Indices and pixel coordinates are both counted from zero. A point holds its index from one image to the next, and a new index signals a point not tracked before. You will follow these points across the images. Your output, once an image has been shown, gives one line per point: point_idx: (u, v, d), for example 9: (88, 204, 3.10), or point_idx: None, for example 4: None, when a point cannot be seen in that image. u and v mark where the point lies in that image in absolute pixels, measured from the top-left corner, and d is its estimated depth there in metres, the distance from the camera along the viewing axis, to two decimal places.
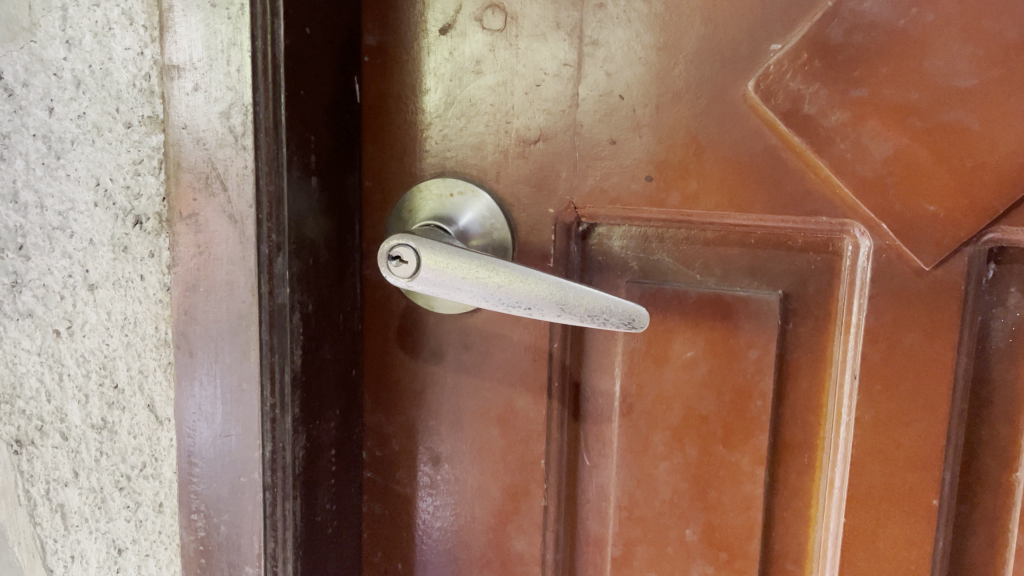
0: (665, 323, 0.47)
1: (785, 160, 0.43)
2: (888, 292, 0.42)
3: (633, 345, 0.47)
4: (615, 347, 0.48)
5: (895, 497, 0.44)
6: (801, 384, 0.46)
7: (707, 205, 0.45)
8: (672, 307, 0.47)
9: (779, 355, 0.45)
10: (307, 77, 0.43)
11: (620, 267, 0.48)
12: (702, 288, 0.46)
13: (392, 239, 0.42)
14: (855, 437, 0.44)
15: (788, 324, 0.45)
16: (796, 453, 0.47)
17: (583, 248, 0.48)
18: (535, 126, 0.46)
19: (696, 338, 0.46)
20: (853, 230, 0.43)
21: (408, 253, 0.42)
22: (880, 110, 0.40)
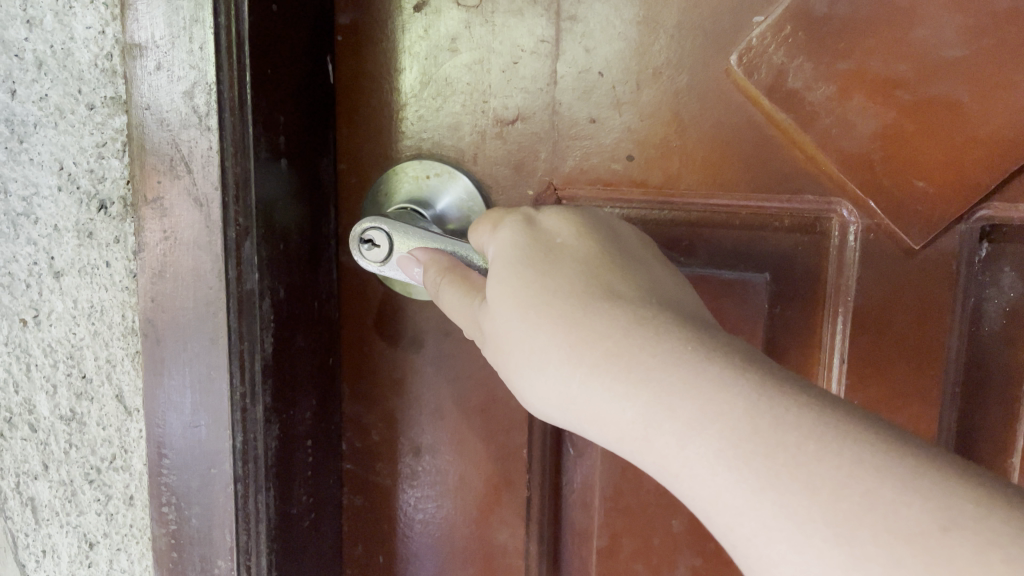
0: None
1: (770, 137, 0.42)
2: (877, 273, 0.41)
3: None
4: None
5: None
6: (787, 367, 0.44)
7: (690, 185, 0.43)
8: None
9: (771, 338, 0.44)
10: (275, 56, 0.41)
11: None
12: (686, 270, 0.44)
13: (363, 222, 0.40)
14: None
15: (771, 306, 0.44)
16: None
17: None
18: (513, 105, 0.45)
19: None
20: (841, 210, 0.41)
21: (382, 237, 0.40)
22: (866, 84, 0.39)
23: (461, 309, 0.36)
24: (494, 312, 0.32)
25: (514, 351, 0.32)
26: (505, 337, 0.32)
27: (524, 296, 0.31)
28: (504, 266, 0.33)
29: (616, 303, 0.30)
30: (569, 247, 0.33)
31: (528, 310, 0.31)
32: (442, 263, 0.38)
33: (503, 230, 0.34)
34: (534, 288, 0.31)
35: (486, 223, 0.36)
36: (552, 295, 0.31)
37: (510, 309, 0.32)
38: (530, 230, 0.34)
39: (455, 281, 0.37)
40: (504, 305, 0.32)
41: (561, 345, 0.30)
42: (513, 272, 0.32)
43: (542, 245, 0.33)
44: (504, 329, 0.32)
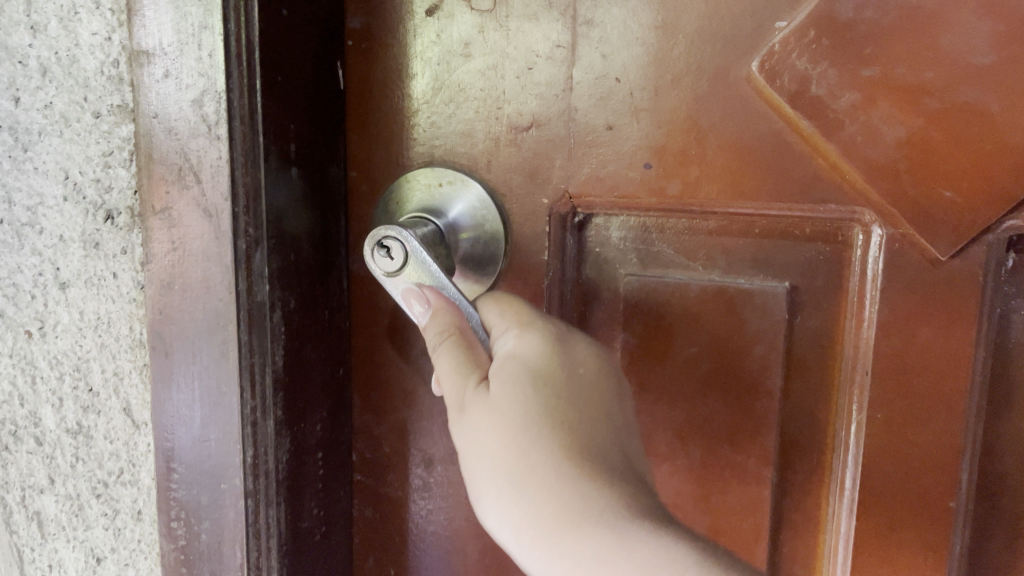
0: (667, 317, 0.45)
1: (792, 144, 0.41)
2: (902, 283, 0.40)
3: (631, 340, 0.46)
4: (616, 344, 0.46)
5: (906, 501, 0.42)
6: (807, 378, 0.44)
7: (708, 194, 0.42)
8: (669, 300, 0.45)
9: (790, 348, 0.43)
10: (285, 62, 0.40)
11: (615, 269, 0.46)
12: (706, 280, 0.44)
13: (388, 228, 0.39)
14: (870, 438, 0.42)
15: (792, 317, 0.43)
16: (803, 451, 0.45)
17: (578, 245, 0.46)
18: (527, 111, 0.44)
19: (699, 332, 0.44)
20: (864, 218, 0.41)
21: (397, 252, 0.39)
22: (892, 91, 0.37)
23: (455, 371, 0.36)
24: (492, 409, 0.34)
25: (493, 456, 0.34)
26: (490, 434, 0.34)
27: (530, 411, 0.34)
28: (522, 373, 0.35)
29: (602, 439, 0.35)
30: (579, 386, 0.36)
31: (529, 428, 0.34)
32: (442, 317, 0.38)
33: (531, 333, 0.36)
34: (541, 411, 0.34)
35: (511, 309, 0.38)
36: (552, 424, 0.34)
37: (509, 416, 0.34)
38: (555, 348, 0.36)
39: (455, 341, 0.37)
40: (506, 410, 0.34)
41: (546, 467, 0.33)
42: (528, 386, 0.35)
43: (557, 372, 0.35)
44: (497, 429, 0.34)
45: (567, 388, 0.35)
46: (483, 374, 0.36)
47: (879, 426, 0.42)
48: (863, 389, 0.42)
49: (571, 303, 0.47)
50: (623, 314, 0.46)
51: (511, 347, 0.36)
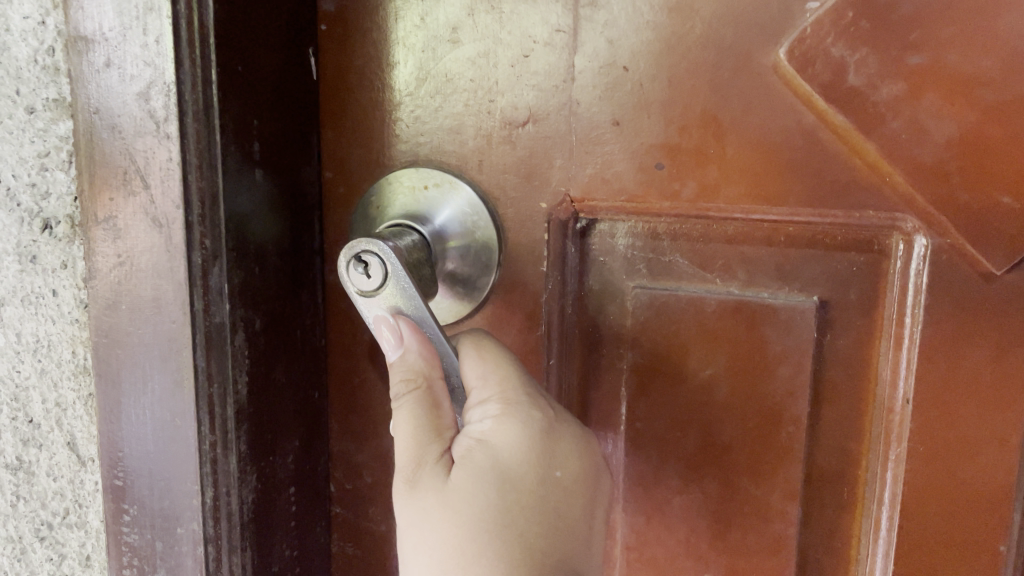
0: (680, 336, 0.39)
1: (825, 143, 0.35)
2: (950, 300, 0.35)
3: (638, 361, 0.40)
4: (621, 365, 0.41)
5: (950, 543, 0.37)
6: (838, 405, 0.38)
7: (728, 196, 0.37)
8: (682, 317, 0.39)
9: (816, 370, 0.38)
10: (246, 48, 0.35)
11: (621, 282, 0.40)
12: (724, 295, 0.38)
13: (371, 243, 0.33)
14: (910, 473, 0.37)
15: (820, 334, 0.38)
16: (831, 486, 0.39)
17: (579, 254, 0.41)
18: (523, 104, 0.39)
19: (716, 352, 0.39)
20: (906, 226, 0.35)
21: (377, 271, 0.33)
22: (943, 81, 0.32)
23: (416, 435, 0.33)
24: (444, 502, 0.31)
25: (432, 552, 0.31)
26: (436, 527, 0.31)
27: (488, 516, 0.31)
28: (491, 469, 0.32)
29: (557, 555, 0.32)
30: (549, 491, 0.33)
31: (480, 537, 0.31)
32: (411, 362, 0.33)
33: (512, 417, 0.33)
34: (499, 517, 0.31)
35: (497, 374, 0.33)
36: (506, 535, 0.31)
37: (462, 513, 0.31)
38: (534, 442, 0.32)
39: (421, 397, 0.33)
40: (460, 505, 0.31)
41: None
42: (492, 489, 0.31)
43: (526, 472, 0.32)
44: (446, 520, 0.31)
45: (533, 492, 0.32)
46: (446, 446, 0.33)
47: (920, 461, 0.37)
48: (903, 419, 0.37)
49: (571, 319, 0.42)
50: (629, 332, 0.40)
51: (485, 428, 0.33)
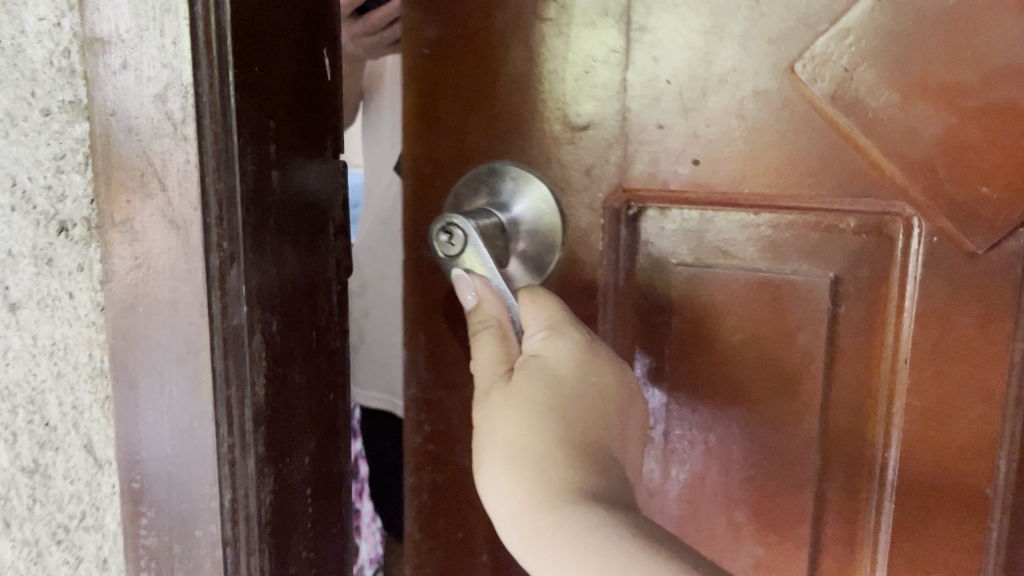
0: (713, 309, 0.41)
1: (837, 146, 0.38)
2: (940, 277, 0.38)
3: (679, 327, 0.42)
4: (661, 335, 0.43)
5: (940, 487, 0.40)
6: (852, 371, 0.40)
7: (753, 189, 0.39)
8: (720, 292, 0.41)
9: (830, 345, 0.40)
10: (261, 49, 0.35)
11: (671, 261, 0.42)
12: (754, 271, 0.40)
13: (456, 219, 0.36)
14: (905, 437, 0.40)
15: (832, 304, 0.40)
16: (848, 441, 0.41)
17: (631, 236, 0.42)
18: (583, 114, 0.40)
19: (742, 321, 0.41)
20: (905, 213, 0.38)
21: (457, 242, 0.36)
22: (931, 89, 0.35)
23: (487, 362, 0.36)
24: (507, 401, 0.33)
25: (496, 444, 0.33)
26: (499, 422, 0.33)
27: (543, 405, 0.33)
28: (543, 373, 0.34)
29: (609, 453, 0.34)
30: (597, 396, 0.35)
31: (537, 423, 0.33)
32: (486, 309, 0.37)
33: (561, 335, 0.35)
34: (552, 408, 0.33)
35: (547, 310, 0.36)
36: (560, 424, 0.33)
37: (535, 416, 0.33)
38: (580, 353, 0.35)
39: (492, 334, 0.36)
40: (534, 410, 0.33)
41: (543, 462, 0.32)
42: (546, 385, 0.34)
43: (584, 384, 0.34)
44: (507, 416, 0.33)
45: (593, 403, 0.34)
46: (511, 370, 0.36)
47: (913, 424, 0.40)
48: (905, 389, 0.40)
49: (623, 296, 0.43)
50: (675, 304, 0.42)
51: (539, 344, 0.35)
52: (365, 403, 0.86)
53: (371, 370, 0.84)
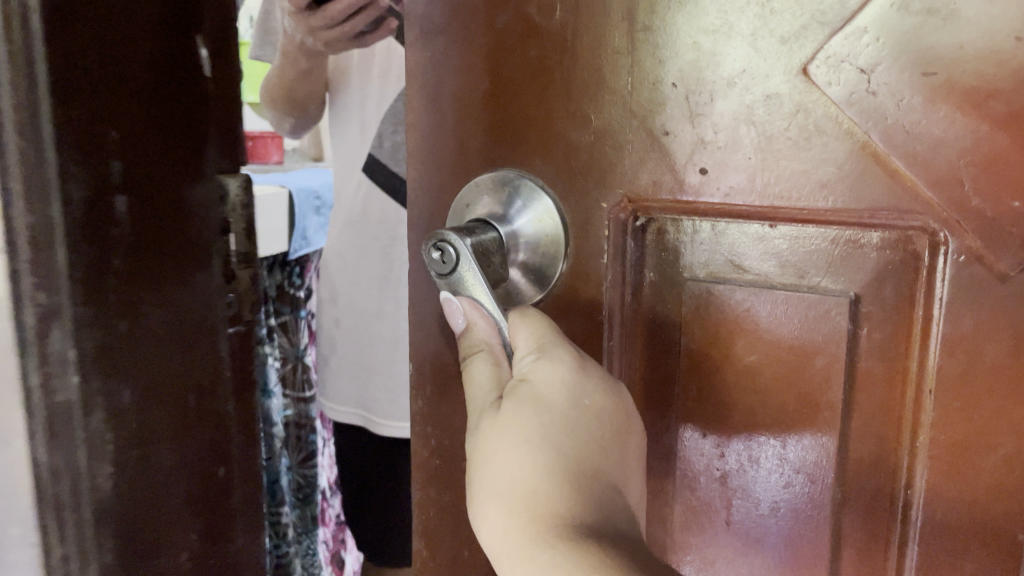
0: (721, 332, 0.31)
1: (861, 167, 0.26)
2: (978, 296, 0.25)
3: (692, 354, 0.31)
4: (672, 371, 0.32)
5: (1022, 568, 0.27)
6: (877, 411, 0.28)
7: (772, 198, 0.28)
8: (737, 315, 0.30)
9: (854, 373, 0.29)
10: (103, 53, 0.27)
11: (681, 265, 0.31)
12: (785, 298, 0.29)
13: (533, 182, 0.32)
14: (934, 508, 0.28)
15: (855, 325, 0.28)
16: (880, 489, 0.29)
17: (640, 249, 0.31)
18: (584, 125, 0.31)
19: (763, 342, 0.30)
20: (927, 225, 0.26)
21: (521, 208, 0.32)
22: (979, 85, 0.24)
23: (472, 392, 0.30)
24: (494, 428, 0.28)
25: (480, 472, 0.28)
26: (481, 451, 0.28)
27: (526, 431, 0.27)
28: (527, 399, 0.28)
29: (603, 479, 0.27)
30: (586, 422, 0.28)
31: (521, 451, 0.27)
32: (477, 333, 0.30)
33: (547, 360, 0.29)
34: (535, 431, 0.27)
35: (533, 332, 0.29)
36: (549, 449, 0.27)
37: (527, 444, 0.27)
38: (569, 377, 0.28)
39: (481, 360, 0.30)
40: (525, 438, 0.27)
41: (518, 477, 0.27)
42: (530, 414, 0.28)
43: (578, 409, 0.28)
44: (489, 441, 0.28)
45: (587, 427, 0.28)
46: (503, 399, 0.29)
47: (946, 501, 0.27)
48: (921, 448, 0.28)
49: (630, 317, 0.32)
50: (683, 327, 0.31)
51: (527, 366, 0.29)
52: (336, 415, 0.84)
53: (354, 387, 0.82)
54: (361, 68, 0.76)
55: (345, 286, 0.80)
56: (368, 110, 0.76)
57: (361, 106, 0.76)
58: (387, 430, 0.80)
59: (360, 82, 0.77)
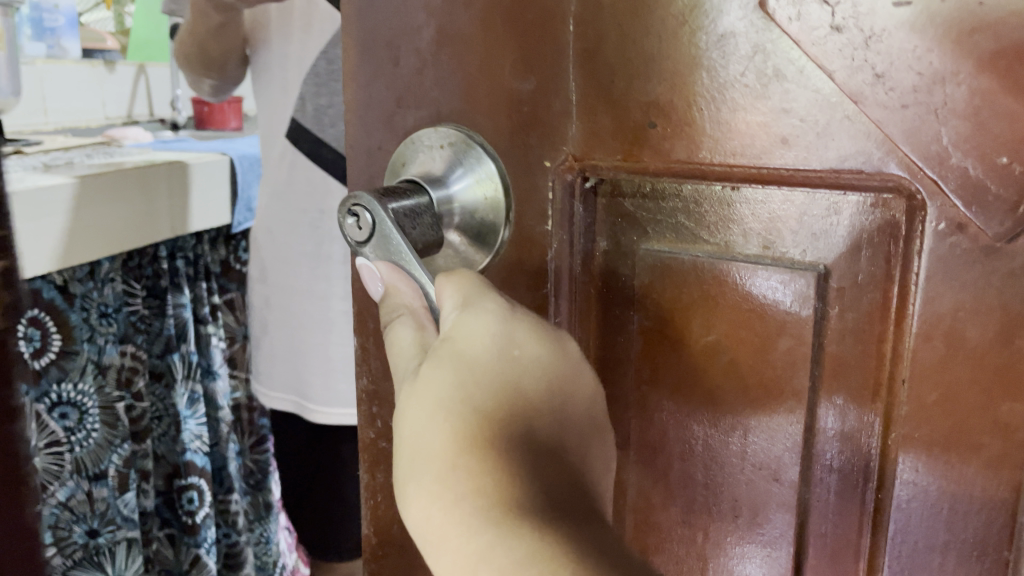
0: (679, 304, 0.27)
1: (831, 118, 0.22)
2: (964, 271, 0.21)
3: (646, 331, 0.28)
4: (627, 349, 0.29)
5: None
6: (848, 400, 0.25)
7: (729, 157, 0.24)
8: (698, 282, 0.27)
9: (823, 356, 0.25)
10: None
11: (634, 231, 0.28)
12: (747, 267, 0.25)
13: (478, 143, 0.28)
14: (910, 513, 0.24)
15: (824, 304, 0.25)
16: (852, 488, 0.25)
17: (592, 215, 0.28)
18: (523, 72, 0.27)
19: (724, 313, 0.26)
20: (906, 186, 0.22)
21: (462, 173, 0.28)
22: (962, 13, 0.20)
23: (398, 359, 0.26)
24: (418, 390, 0.25)
25: (403, 438, 0.25)
26: (405, 415, 0.25)
27: (455, 396, 0.24)
28: (453, 360, 0.25)
29: (546, 446, 0.24)
30: (518, 381, 0.25)
31: (451, 419, 0.24)
32: (400, 297, 0.27)
33: (475, 310, 0.25)
34: (466, 398, 0.24)
35: (461, 287, 0.26)
36: (481, 417, 0.24)
37: (456, 412, 0.24)
38: (499, 330, 0.25)
39: (405, 323, 0.26)
40: (452, 402, 0.24)
41: (449, 447, 0.24)
42: (457, 375, 0.24)
43: (507, 366, 0.25)
44: (414, 405, 0.24)
45: (517, 381, 0.25)
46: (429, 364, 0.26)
47: (920, 507, 0.24)
48: (894, 444, 0.24)
49: (580, 289, 0.29)
50: (637, 301, 0.28)
51: (450, 322, 0.25)
52: (269, 402, 0.76)
53: (288, 373, 0.73)
54: (280, 22, 0.69)
55: (280, 263, 0.71)
56: (288, 69, 0.68)
57: (281, 65, 0.68)
58: (331, 418, 0.72)
59: (280, 37, 0.69)
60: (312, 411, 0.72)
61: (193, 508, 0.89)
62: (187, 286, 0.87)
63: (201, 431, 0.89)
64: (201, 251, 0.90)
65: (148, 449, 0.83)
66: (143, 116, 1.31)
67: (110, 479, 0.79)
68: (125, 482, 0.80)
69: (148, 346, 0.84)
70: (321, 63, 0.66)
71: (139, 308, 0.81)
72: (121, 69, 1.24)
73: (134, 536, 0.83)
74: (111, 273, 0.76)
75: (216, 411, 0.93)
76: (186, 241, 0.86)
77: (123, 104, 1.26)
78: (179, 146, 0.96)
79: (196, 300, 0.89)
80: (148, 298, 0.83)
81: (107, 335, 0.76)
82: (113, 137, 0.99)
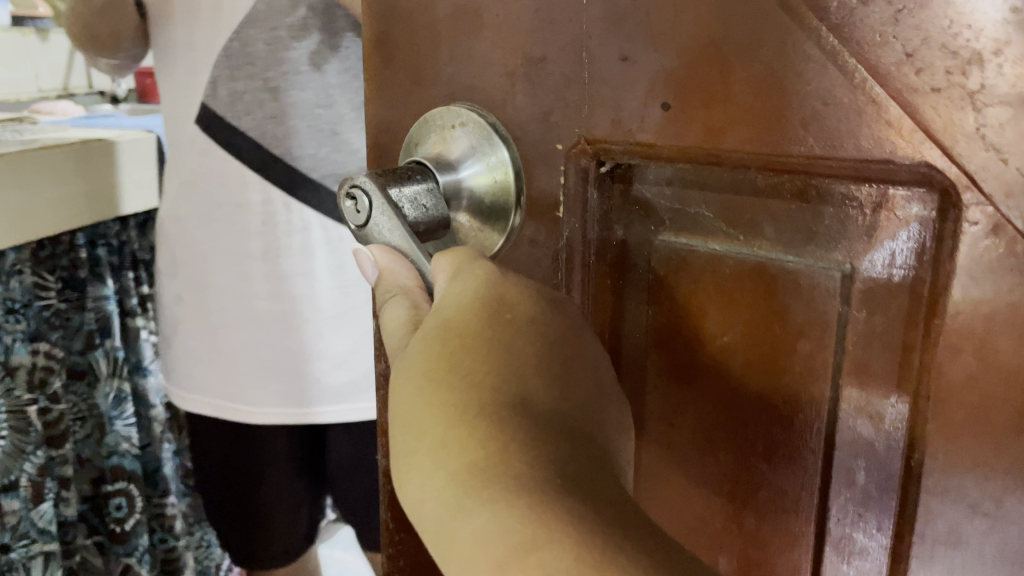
0: (703, 292, 0.25)
1: (855, 104, 0.20)
2: (1000, 276, 0.19)
3: (665, 324, 0.26)
4: (646, 342, 0.27)
5: None
6: (874, 411, 0.23)
7: (747, 143, 0.22)
8: (722, 270, 0.25)
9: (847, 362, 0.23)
10: None
11: (652, 220, 0.26)
12: (771, 260, 0.24)
13: (489, 126, 0.27)
14: (940, 538, 0.21)
15: (848, 307, 0.22)
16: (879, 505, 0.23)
17: (607, 201, 0.27)
18: (533, 47, 0.26)
19: (750, 303, 0.24)
20: (939, 179, 0.19)
21: (471, 157, 0.27)
22: None
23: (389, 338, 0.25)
24: (415, 370, 0.23)
25: (400, 419, 0.23)
26: (401, 397, 0.23)
27: (449, 373, 0.23)
28: (449, 341, 0.23)
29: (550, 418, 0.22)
30: (518, 358, 0.23)
31: (445, 395, 0.22)
32: (395, 279, 0.26)
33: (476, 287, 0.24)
34: (461, 373, 0.22)
35: (459, 266, 0.25)
36: (477, 391, 0.22)
37: (452, 389, 0.22)
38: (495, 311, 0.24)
39: (397, 304, 0.26)
40: (448, 379, 0.22)
41: (442, 426, 0.22)
42: (453, 353, 0.23)
43: (507, 342, 0.23)
44: (410, 386, 0.23)
45: (502, 346, 0.23)
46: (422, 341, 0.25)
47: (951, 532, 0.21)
48: (916, 467, 0.22)
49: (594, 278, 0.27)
50: (658, 294, 0.26)
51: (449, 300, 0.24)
52: (184, 406, 0.69)
53: (205, 372, 0.67)
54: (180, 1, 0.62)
55: (195, 253, 0.65)
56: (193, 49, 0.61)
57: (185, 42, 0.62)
58: (260, 417, 0.66)
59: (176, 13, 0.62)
60: (240, 411, 0.66)
61: (121, 515, 0.87)
62: (110, 276, 0.83)
63: (129, 432, 0.86)
64: (126, 237, 0.84)
65: (67, 453, 0.78)
66: (80, 86, 1.24)
67: (21, 489, 0.74)
68: (41, 492, 0.75)
69: (69, 343, 0.78)
70: (235, 44, 0.59)
71: (55, 304, 0.75)
72: (53, 39, 1.16)
73: (52, 548, 0.78)
74: (18, 266, 0.72)
75: (148, 410, 0.89)
76: (106, 228, 0.81)
77: (54, 75, 1.17)
78: (103, 121, 0.91)
79: (121, 291, 0.85)
80: (67, 289, 0.77)
81: (14, 332, 0.71)
82: (37, 112, 0.97)
